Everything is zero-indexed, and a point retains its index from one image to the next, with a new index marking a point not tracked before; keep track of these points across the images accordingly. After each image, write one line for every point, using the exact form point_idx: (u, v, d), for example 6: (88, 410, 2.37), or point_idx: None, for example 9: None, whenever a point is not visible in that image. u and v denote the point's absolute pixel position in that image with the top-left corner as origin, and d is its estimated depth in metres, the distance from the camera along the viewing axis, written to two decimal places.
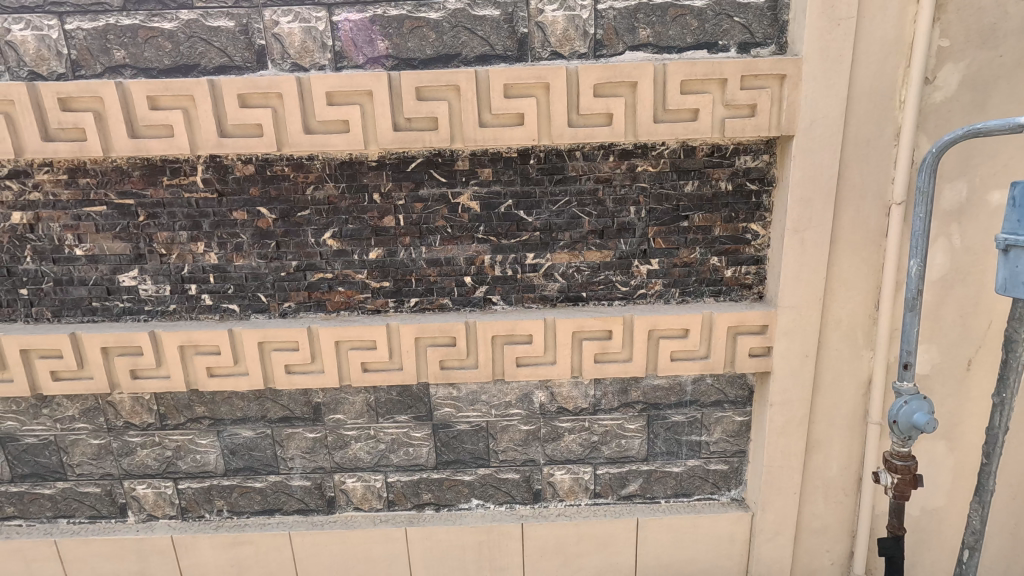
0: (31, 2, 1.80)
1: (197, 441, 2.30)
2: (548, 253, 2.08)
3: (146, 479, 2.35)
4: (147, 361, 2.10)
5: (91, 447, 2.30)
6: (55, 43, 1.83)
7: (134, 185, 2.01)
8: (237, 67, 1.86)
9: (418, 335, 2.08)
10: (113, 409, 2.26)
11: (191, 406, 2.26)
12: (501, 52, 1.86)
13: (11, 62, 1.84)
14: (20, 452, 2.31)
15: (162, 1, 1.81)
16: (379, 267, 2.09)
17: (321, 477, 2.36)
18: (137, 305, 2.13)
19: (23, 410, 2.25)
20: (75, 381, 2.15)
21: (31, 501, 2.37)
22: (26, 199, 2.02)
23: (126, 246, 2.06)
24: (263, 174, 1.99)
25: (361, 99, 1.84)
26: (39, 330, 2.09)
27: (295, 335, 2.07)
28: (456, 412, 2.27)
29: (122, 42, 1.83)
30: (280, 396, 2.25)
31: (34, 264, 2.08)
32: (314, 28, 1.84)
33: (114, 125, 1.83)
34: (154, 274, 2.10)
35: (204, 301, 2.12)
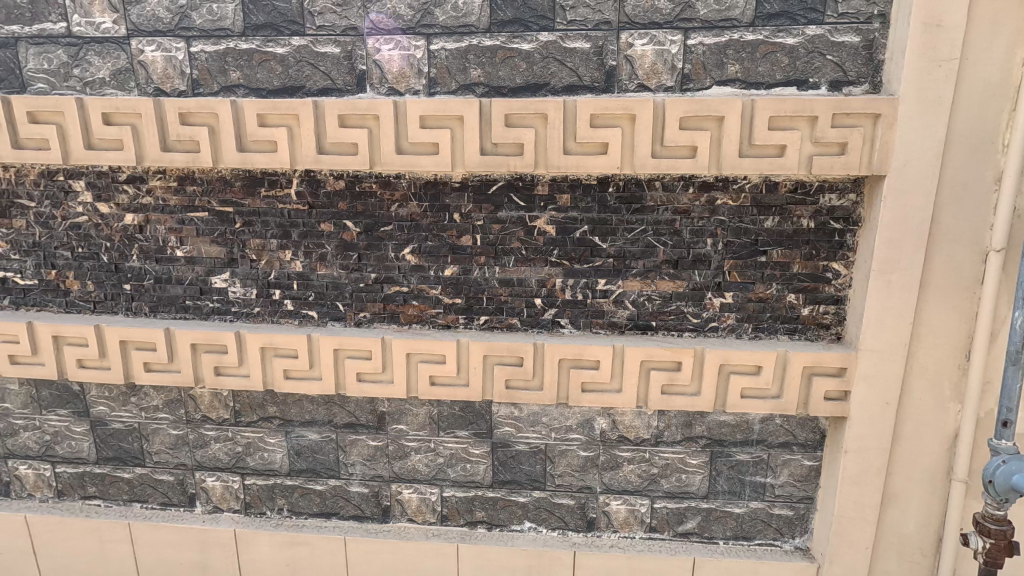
0: (164, 26, 1.99)
1: (266, 440, 2.39)
2: (620, 281, 2.09)
3: (216, 472, 2.46)
4: (231, 359, 2.22)
5: (170, 437, 2.43)
6: (180, 63, 2.01)
7: (235, 194, 2.15)
8: (339, 89, 1.98)
9: (486, 353, 2.12)
10: (193, 402, 2.39)
11: (264, 406, 2.36)
12: (589, 83, 1.91)
13: (141, 78, 2.03)
14: (106, 436, 2.46)
15: (278, 28, 1.96)
16: (453, 284, 2.15)
17: (379, 486, 2.40)
18: (226, 306, 2.26)
19: (114, 396, 2.41)
20: (164, 373, 2.29)
21: (111, 484, 2.52)
22: (138, 202, 2.19)
23: (221, 250, 2.20)
24: (352, 190, 2.10)
25: (452, 123, 1.93)
26: (137, 323, 2.25)
27: (369, 344, 2.15)
28: (516, 432, 2.28)
29: (239, 64, 1.99)
30: (347, 402, 2.32)
31: (139, 262, 2.25)
32: (412, 56, 1.94)
33: (225, 140, 1.98)
34: (244, 278, 2.22)
35: (286, 306, 2.24)
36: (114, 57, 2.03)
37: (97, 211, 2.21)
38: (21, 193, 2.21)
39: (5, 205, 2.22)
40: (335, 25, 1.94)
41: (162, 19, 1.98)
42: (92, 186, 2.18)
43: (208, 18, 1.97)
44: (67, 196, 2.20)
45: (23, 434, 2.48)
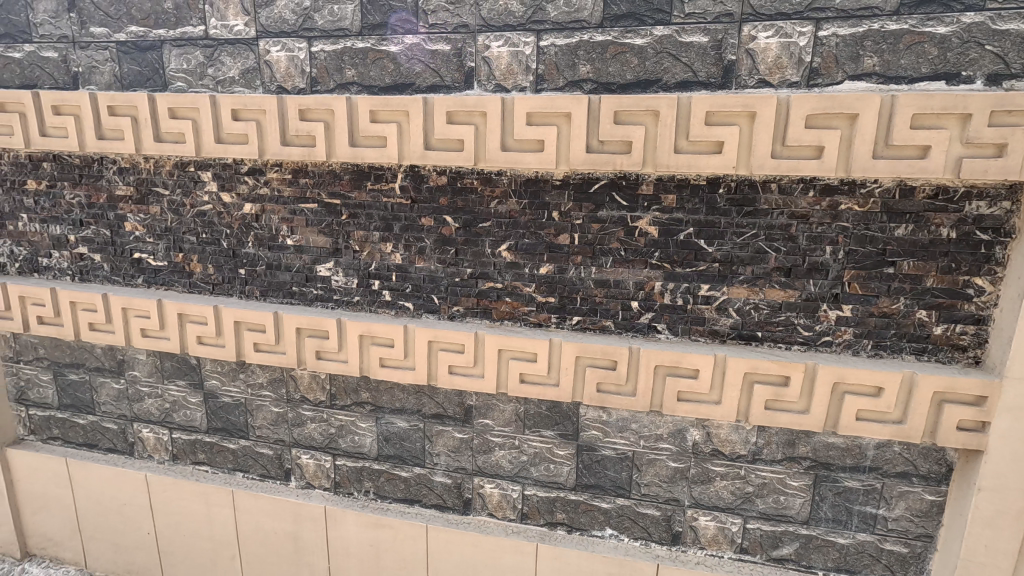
0: (290, 28, 2.10)
1: (357, 424, 2.49)
2: (725, 287, 1.99)
3: (310, 450, 2.59)
4: (331, 345, 2.32)
5: (272, 414, 2.59)
6: (301, 62, 2.12)
7: (343, 187, 2.23)
8: (447, 86, 2.01)
9: (579, 354, 2.08)
10: (294, 383, 2.52)
11: (358, 391, 2.45)
12: (704, 79, 1.82)
13: (266, 77, 2.17)
14: (216, 409, 2.66)
15: (392, 26, 2.01)
16: (547, 283, 2.13)
17: (462, 478, 2.44)
18: (328, 293, 2.37)
19: (225, 372, 2.59)
20: (270, 354, 2.44)
21: (218, 452, 2.72)
22: (256, 193, 2.33)
23: (327, 240, 2.31)
24: (453, 186, 2.12)
25: (558, 120, 1.90)
26: (250, 306, 2.41)
27: (462, 339, 2.17)
28: (603, 436, 2.23)
29: (354, 63, 2.07)
30: (436, 393, 2.36)
31: (254, 249, 2.40)
32: (521, 52, 1.94)
33: (339, 135, 2.07)
34: (346, 268, 2.32)
35: (384, 296, 2.31)
36: (243, 58, 2.18)
37: (220, 200, 2.38)
38: (158, 182, 2.42)
39: (144, 193, 2.45)
40: (447, 23, 1.96)
41: (288, 21, 2.10)
42: (217, 177, 2.35)
43: (329, 19, 2.06)
44: (196, 185, 2.39)
45: (147, 401, 2.74)
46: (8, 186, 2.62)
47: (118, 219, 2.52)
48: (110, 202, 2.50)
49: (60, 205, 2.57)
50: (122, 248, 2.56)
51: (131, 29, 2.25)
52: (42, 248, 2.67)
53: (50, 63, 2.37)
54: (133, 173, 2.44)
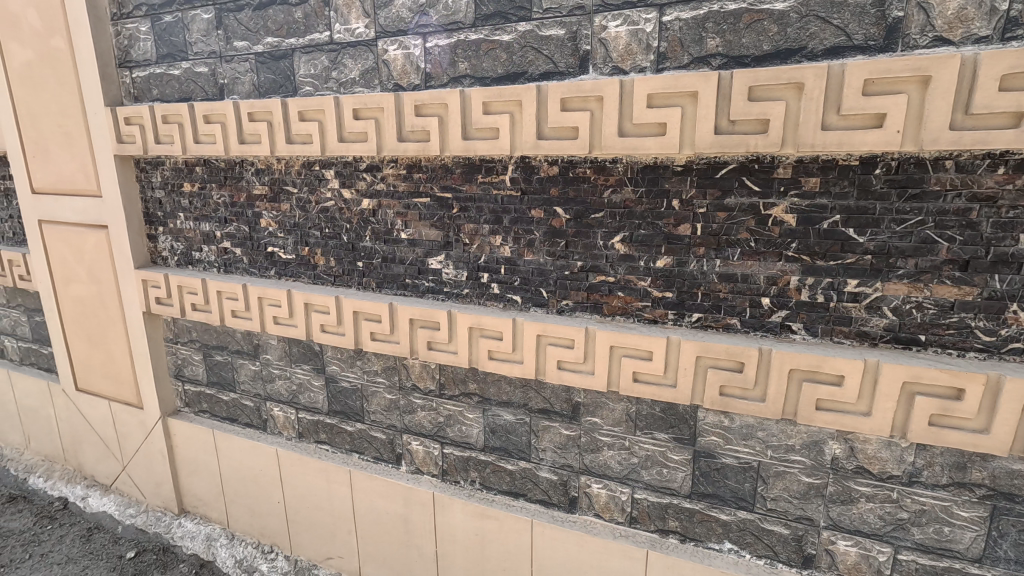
0: (406, 26, 2.15)
1: (465, 414, 2.52)
2: (878, 283, 1.73)
3: (420, 437, 2.67)
4: (442, 336, 2.37)
5: (385, 400, 2.71)
6: (416, 59, 2.17)
7: (454, 181, 2.25)
8: (560, 72, 1.95)
9: (700, 354, 1.93)
10: (406, 371, 2.61)
11: (466, 382, 2.48)
12: (861, 43, 1.58)
13: (384, 76, 2.25)
14: (336, 393, 2.84)
15: (505, 15, 1.98)
16: (664, 277, 2.00)
17: (568, 475, 2.38)
18: (439, 286, 2.42)
19: (344, 359, 2.75)
20: (385, 343, 2.55)
21: (337, 433, 2.90)
22: (373, 189, 2.43)
23: (439, 233, 2.35)
24: (565, 176, 2.05)
25: (683, 101, 1.76)
26: (367, 296, 2.53)
27: (573, 334, 2.11)
28: (723, 443, 2.06)
29: (467, 55, 2.07)
30: (543, 388, 2.32)
31: (371, 242, 2.51)
32: (641, 30, 1.82)
33: (453, 128, 2.09)
34: (456, 261, 2.35)
35: (492, 289, 2.31)
36: (364, 58, 2.27)
37: (341, 196, 2.52)
38: (288, 181, 2.62)
39: (277, 192, 2.67)
40: (562, 7, 1.89)
41: (404, 19, 2.15)
42: (339, 174, 2.49)
43: (443, 13, 2.08)
44: (320, 183, 2.55)
45: (278, 382, 3.00)
46: (169, 189, 2.98)
47: (255, 216, 2.77)
48: (248, 201, 2.75)
49: (209, 205, 2.88)
50: (258, 243, 2.81)
51: (267, 40, 2.44)
52: (195, 243, 3.01)
53: (201, 77, 2.65)
54: (268, 174, 2.66)
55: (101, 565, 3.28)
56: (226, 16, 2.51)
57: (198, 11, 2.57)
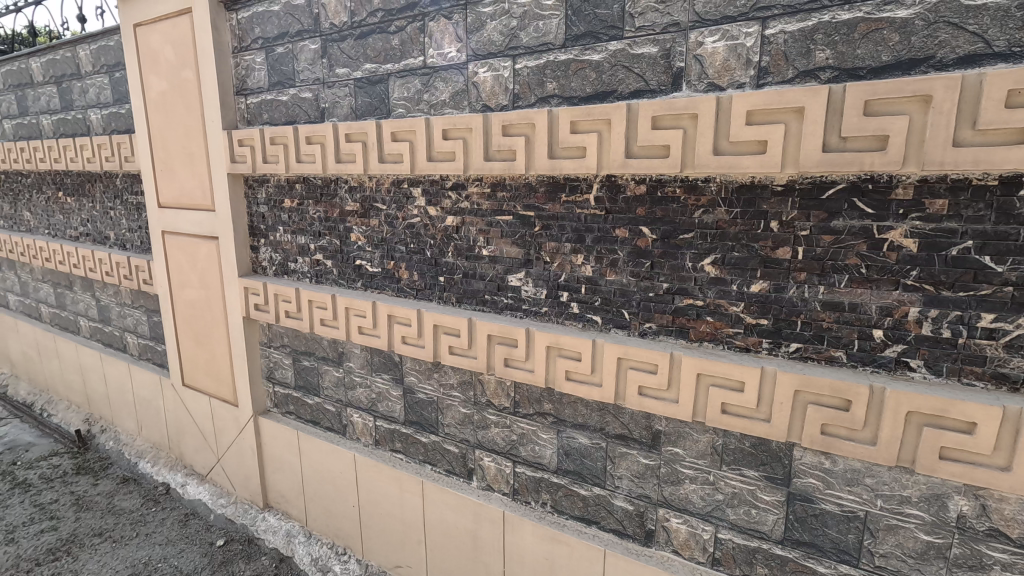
0: (497, 48, 2.21)
1: (539, 434, 2.49)
2: (1020, 318, 1.52)
3: (492, 453, 2.67)
4: (519, 353, 2.36)
5: (459, 414, 2.73)
6: (505, 80, 2.21)
7: (538, 199, 2.25)
8: (652, 90, 1.90)
9: (799, 388, 1.78)
10: (481, 387, 2.62)
11: (541, 401, 2.45)
12: (1003, 50, 1.42)
13: (473, 98, 2.31)
14: (413, 403, 2.90)
15: (596, 35, 1.98)
16: (759, 302, 1.88)
17: (644, 506, 2.27)
18: (517, 303, 2.42)
19: (422, 371, 2.81)
20: (462, 357, 2.58)
21: (412, 443, 2.96)
22: (458, 206, 2.49)
23: (520, 251, 2.35)
24: (653, 195, 1.99)
25: (787, 117, 1.66)
26: (447, 311, 2.58)
27: (656, 358, 2.03)
28: (824, 487, 1.88)
29: (556, 75, 2.09)
30: (621, 414, 2.24)
31: (453, 258, 2.57)
32: (741, 45, 1.74)
33: (539, 147, 2.10)
34: (536, 278, 2.34)
35: (572, 308, 2.28)
36: (454, 81, 2.35)
37: (427, 213, 2.60)
38: (378, 199, 2.75)
39: (367, 208, 2.81)
40: (656, 24, 1.86)
41: (495, 42, 2.21)
42: (426, 192, 2.58)
43: (534, 35, 2.11)
44: (407, 200, 2.66)
45: (359, 390, 3.12)
46: (272, 204, 3.23)
47: (346, 230, 2.93)
48: (341, 216, 2.92)
49: (306, 219, 3.09)
50: (348, 256, 2.96)
51: (366, 66, 2.60)
52: (291, 254, 3.23)
53: (305, 102, 2.86)
54: (360, 191, 2.81)
55: (195, 549, 3.55)
56: (331, 46, 2.70)
57: (306, 42, 2.79)
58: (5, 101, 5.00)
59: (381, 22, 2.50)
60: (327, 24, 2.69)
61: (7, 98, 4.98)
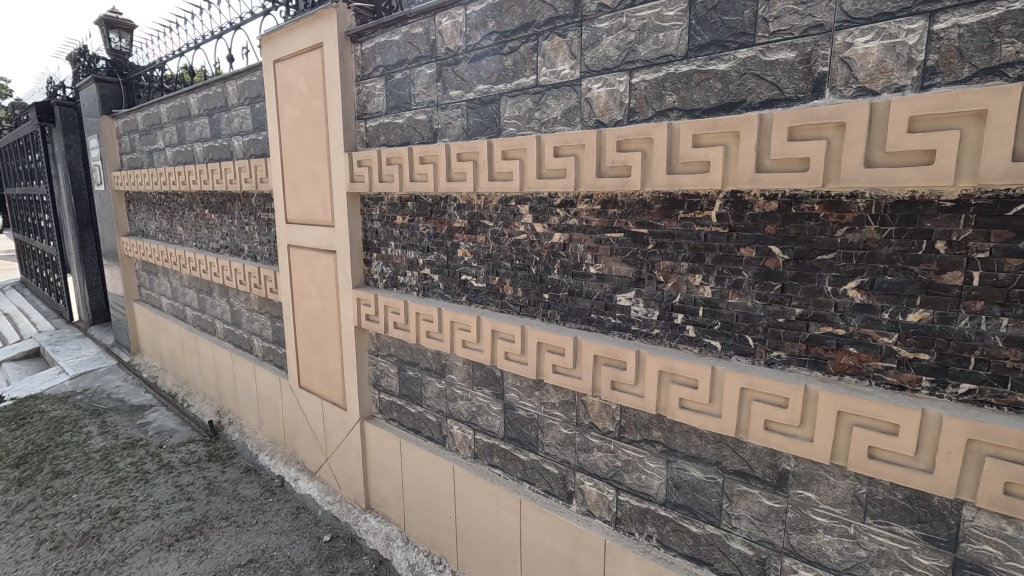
0: (613, 63, 2.17)
1: (646, 462, 2.36)
2: None
3: (594, 478, 2.57)
4: (628, 376, 2.26)
5: (560, 434, 2.67)
6: (621, 95, 2.16)
7: (652, 216, 2.16)
8: (787, 98, 1.75)
9: (973, 438, 1.52)
10: (584, 408, 2.55)
11: (649, 428, 2.32)
12: None
13: (586, 114, 2.29)
14: (512, 420, 2.89)
15: (724, 43, 1.86)
16: (918, 334, 1.64)
17: (767, 553, 2.05)
18: (626, 323, 2.33)
19: (523, 387, 2.80)
20: (566, 376, 2.52)
21: (510, 460, 2.95)
22: (566, 223, 2.45)
23: (630, 269, 2.26)
24: (786, 213, 1.82)
25: (962, 122, 1.44)
26: (552, 328, 2.54)
27: (788, 391, 1.84)
28: (1003, 557, 1.58)
29: (676, 87, 2.00)
30: (741, 448, 2.06)
31: (559, 275, 2.53)
32: (901, 43, 1.55)
33: (657, 163, 2.01)
34: (648, 298, 2.24)
35: (687, 331, 2.15)
36: (567, 98, 2.34)
37: (533, 230, 2.59)
38: (485, 215, 2.80)
39: (474, 225, 2.87)
40: (794, 27, 1.71)
41: (611, 57, 2.17)
42: (533, 210, 2.57)
43: (653, 48, 2.04)
44: (514, 217, 2.67)
45: (460, 402, 3.17)
46: (385, 220, 3.42)
47: (453, 246, 3.01)
48: (449, 232, 3.01)
49: (416, 235, 3.23)
50: (454, 271, 3.04)
51: (478, 88, 2.67)
52: (401, 268, 3.39)
53: (420, 124, 3.00)
54: (468, 209, 2.88)
55: (305, 542, 3.80)
56: (446, 70, 2.82)
57: (423, 67, 2.93)
58: (168, 132, 5.82)
59: (495, 44, 2.57)
60: (443, 49, 2.81)
61: (170, 129, 5.79)
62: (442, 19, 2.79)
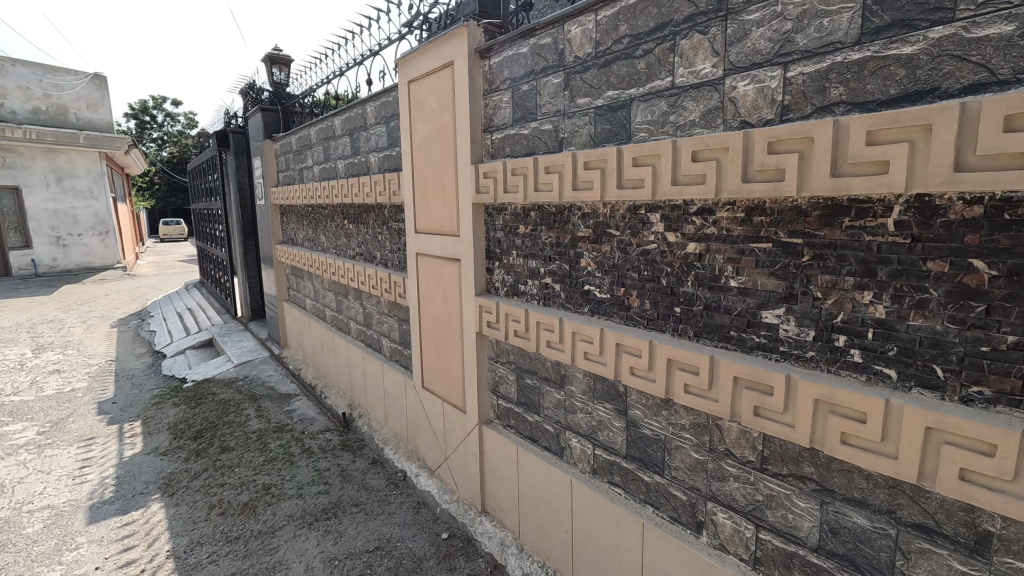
0: (763, 58, 1.98)
1: (794, 500, 2.10)
2: None
3: (729, 510, 2.35)
4: (775, 403, 2.03)
5: (690, 458, 2.49)
6: (772, 91, 1.96)
7: (809, 225, 1.92)
8: (1000, 82, 1.46)
9: None
10: (719, 433, 2.35)
11: (799, 462, 2.07)
12: None
13: (729, 114, 2.11)
14: (636, 438, 2.76)
15: (910, 23, 1.60)
16: None
17: None
18: (773, 343, 2.11)
19: (649, 405, 2.66)
20: (699, 398, 2.34)
21: (632, 480, 2.81)
22: (703, 232, 2.28)
23: (780, 284, 2.04)
24: (994, 219, 1.51)
25: None
26: (684, 345, 2.38)
27: (994, 436, 1.51)
28: None
29: (844, 78, 1.76)
30: (923, 498, 1.74)
31: (693, 288, 2.36)
32: None
33: (818, 165, 1.77)
34: (801, 317, 2.00)
35: (851, 356, 1.87)
36: (707, 98, 2.18)
37: (665, 239, 2.45)
38: (611, 224, 2.71)
39: (599, 234, 2.79)
40: None
41: (761, 51, 1.98)
42: (665, 218, 2.43)
43: (815, 36, 1.82)
44: (643, 226, 2.55)
45: (579, 414, 3.11)
46: (508, 230, 3.48)
47: (576, 255, 2.96)
48: (572, 241, 2.97)
49: (538, 244, 3.24)
50: (576, 281, 2.99)
51: (608, 93, 2.60)
52: (522, 277, 3.42)
53: (545, 134, 3.01)
54: (593, 217, 2.81)
55: (425, 538, 3.98)
56: (574, 78, 2.79)
57: (550, 77, 2.94)
58: (316, 151, 6.53)
59: (627, 48, 2.48)
60: (572, 57, 2.78)
61: (318, 149, 6.49)
62: (570, 27, 2.77)
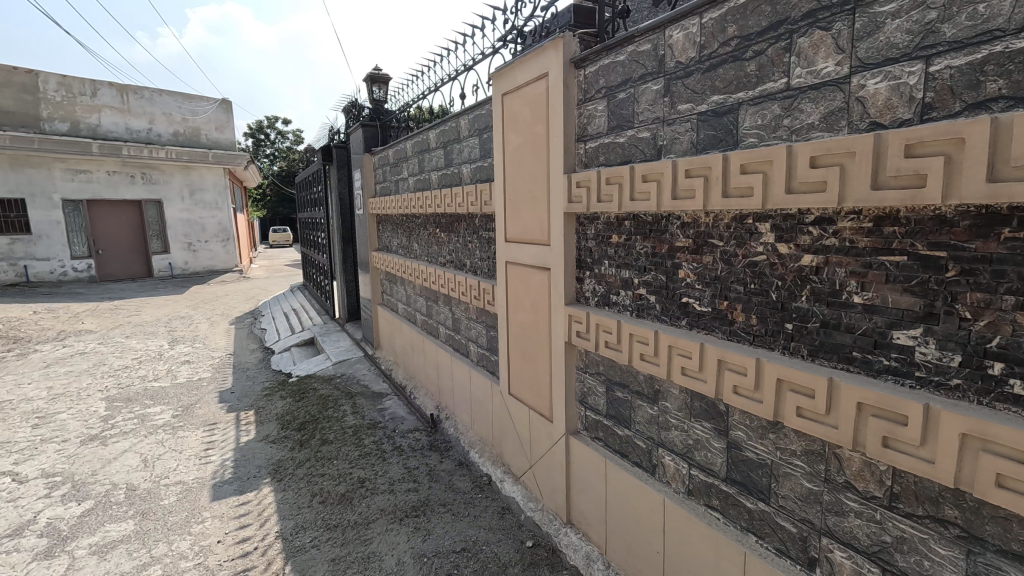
0: (899, 52, 1.80)
1: (930, 545, 1.87)
2: None
3: (848, 549, 2.14)
4: (910, 435, 1.81)
5: (802, 488, 2.29)
6: (910, 88, 1.77)
7: (955, 236, 1.71)
8: None
9: None
10: (837, 463, 2.14)
11: (938, 503, 1.83)
12: None
13: (856, 115, 1.94)
14: (738, 461, 2.60)
15: None
16: None
17: None
18: (907, 367, 1.89)
19: (754, 427, 2.49)
20: (814, 423, 2.15)
21: (733, 505, 2.65)
22: (821, 244, 2.11)
23: (917, 301, 1.83)
24: None
25: None
26: (798, 365, 2.20)
27: None
28: None
29: (1005, 70, 1.56)
30: None
31: (808, 303, 2.19)
32: None
33: (970, 169, 1.57)
34: (943, 339, 1.78)
35: (1010, 387, 1.63)
36: (829, 99, 2.02)
37: (775, 251, 2.29)
38: (714, 234, 2.59)
39: (700, 244, 2.67)
40: None
41: (897, 45, 1.80)
42: (776, 228, 2.28)
43: (967, 25, 1.63)
44: (751, 236, 2.40)
45: (674, 431, 2.98)
46: (600, 239, 3.44)
47: (674, 266, 2.86)
48: (670, 252, 2.87)
49: (632, 254, 3.17)
50: (674, 293, 2.89)
51: (713, 98, 2.49)
52: (614, 287, 3.36)
53: (643, 141, 2.95)
54: (694, 227, 2.70)
55: (510, 544, 4.01)
56: (675, 84, 2.71)
57: (649, 84, 2.87)
58: (411, 163, 6.88)
59: (736, 50, 2.37)
60: (673, 62, 2.71)
61: (413, 161, 6.84)
62: (672, 32, 2.70)
